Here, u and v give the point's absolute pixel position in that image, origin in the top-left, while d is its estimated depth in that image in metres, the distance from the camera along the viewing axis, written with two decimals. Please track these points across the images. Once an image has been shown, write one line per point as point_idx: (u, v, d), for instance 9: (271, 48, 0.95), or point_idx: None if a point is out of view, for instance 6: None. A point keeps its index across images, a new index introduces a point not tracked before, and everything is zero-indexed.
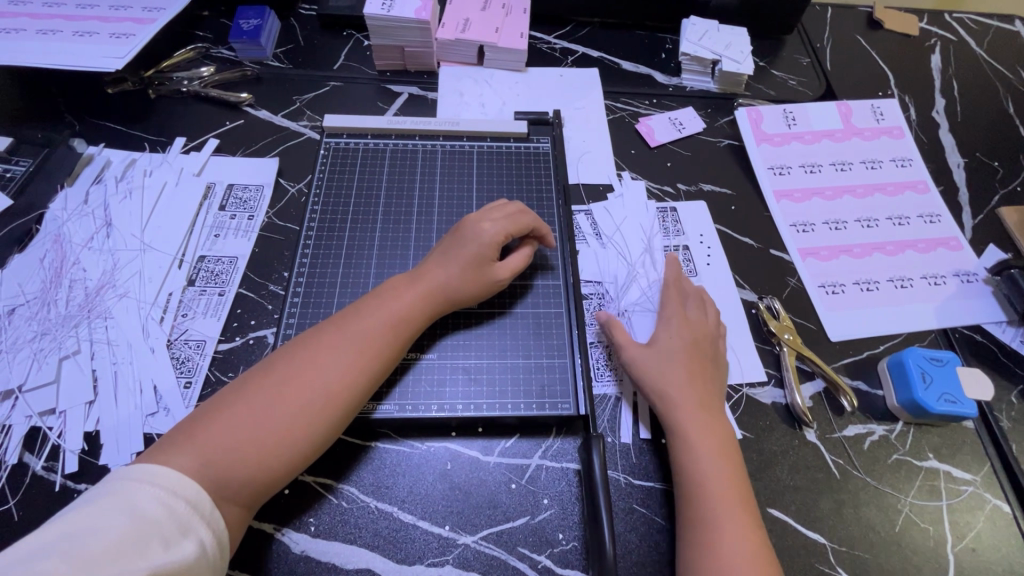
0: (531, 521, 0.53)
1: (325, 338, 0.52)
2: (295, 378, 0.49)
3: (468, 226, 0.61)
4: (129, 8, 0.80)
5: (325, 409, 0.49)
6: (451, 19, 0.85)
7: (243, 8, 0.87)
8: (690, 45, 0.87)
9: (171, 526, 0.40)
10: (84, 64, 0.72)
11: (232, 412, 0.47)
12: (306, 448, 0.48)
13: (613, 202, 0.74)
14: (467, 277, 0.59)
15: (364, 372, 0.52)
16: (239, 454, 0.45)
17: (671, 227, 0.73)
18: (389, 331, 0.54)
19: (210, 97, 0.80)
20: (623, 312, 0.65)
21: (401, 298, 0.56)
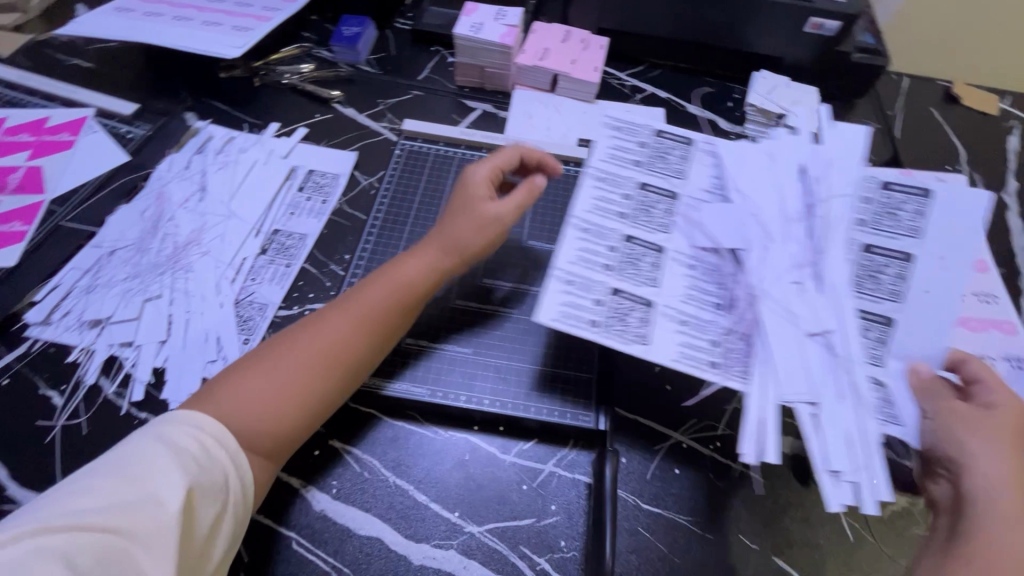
0: (536, 523, 0.55)
1: (332, 309, 0.57)
2: (302, 343, 0.54)
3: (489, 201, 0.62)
4: (252, 7, 0.91)
5: (331, 372, 0.54)
6: (532, 47, 0.91)
7: (347, 18, 0.97)
8: (757, 96, 0.91)
9: (197, 458, 0.46)
10: (207, 49, 0.82)
11: (251, 372, 0.52)
12: (315, 406, 0.53)
13: (806, 171, 0.60)
14: (462, 226, 0.61)
15: (366, 338, 0.56)
16: (256, 408, 0.50)
17: (902, 222, 0.57)
18: (394, 301, 0.57)
19: (305, 91, 0.89)
20: (751, 300, 0.54)
21: (411, 270, 0.59)
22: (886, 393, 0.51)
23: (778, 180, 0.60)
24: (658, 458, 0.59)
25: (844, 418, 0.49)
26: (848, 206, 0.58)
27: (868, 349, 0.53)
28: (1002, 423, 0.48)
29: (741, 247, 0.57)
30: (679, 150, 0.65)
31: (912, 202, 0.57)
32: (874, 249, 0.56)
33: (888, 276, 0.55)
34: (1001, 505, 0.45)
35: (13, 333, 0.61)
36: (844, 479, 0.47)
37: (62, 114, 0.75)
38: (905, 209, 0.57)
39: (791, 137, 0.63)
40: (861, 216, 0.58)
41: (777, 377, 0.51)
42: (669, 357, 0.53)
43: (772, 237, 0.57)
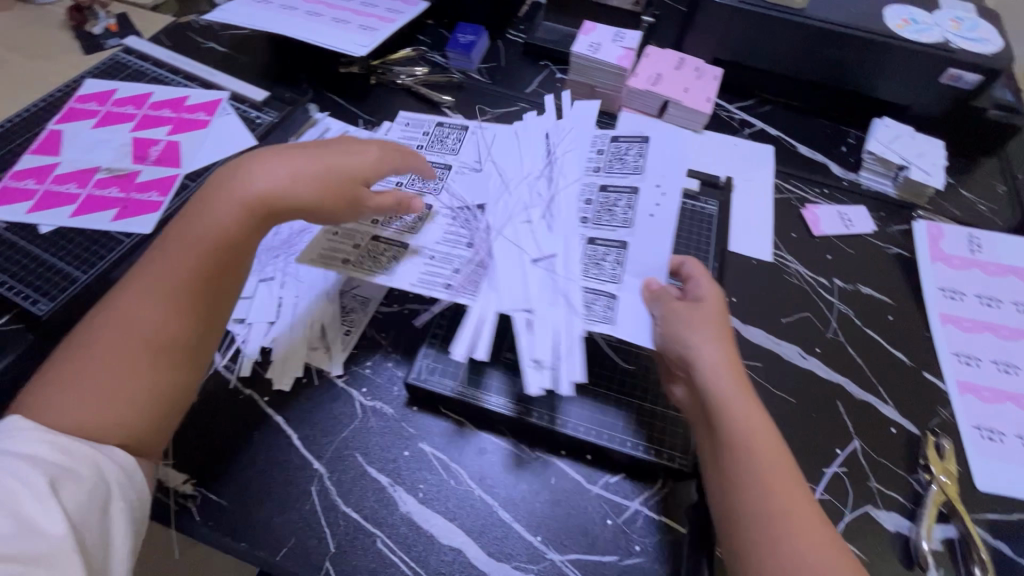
0: (618, 562, 0.53)
1: (138, 285, 0.51)
2: (116, 328, 0.49)
3: (339, 150, 0.58)
4: (376, 7, 0.94)
5: (163, 351, 0.50)
6: (645, 71, 0.90)
7: (463, 25, 0.99)
8: (879, 145, 0.85)
9: (68, 463, 0.43)
10: (335, 45, 0.86)
11: (65, 375, 0.47)
12: (155, 388, 0.49)
13: (549, 136, 0.74)
14: (291, 181, 0.54)
15: (192, 307, 0.52)
16: (80, 412, 0.46)
17: (629, 166, 0.70)
18: (214, 261, 0.52)
19: (417, 93, 0.91)
20: (487, 237, 0.64)
21: (230, 222, 0.53)
22: (624, 289, 0.60)
23: (525, 149, 0.71)
24: None
25: (562, 303, 0.58)
26: (579, 159, 0.71)
27: (588, 256, 0.63)
28: (707, 310, 0.56)
29: (539, 191, 0.67)
30: (475, 137, 0.74)
31: (634, 148, 0.72)
32: (611, 189, 0.68)
33: (621, 206, 0.67)
34: (721, 380, 0.51)
35: None
36: (545, 368, 0.55)
37: (200, 95, 0.80)
38: (631, 154, 0.72)
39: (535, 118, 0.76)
40: (599, 164, 0.71)
41: (499, 292, 0.59)
42: (407, 284, 0.60)
43: (533, 184, 0.68)
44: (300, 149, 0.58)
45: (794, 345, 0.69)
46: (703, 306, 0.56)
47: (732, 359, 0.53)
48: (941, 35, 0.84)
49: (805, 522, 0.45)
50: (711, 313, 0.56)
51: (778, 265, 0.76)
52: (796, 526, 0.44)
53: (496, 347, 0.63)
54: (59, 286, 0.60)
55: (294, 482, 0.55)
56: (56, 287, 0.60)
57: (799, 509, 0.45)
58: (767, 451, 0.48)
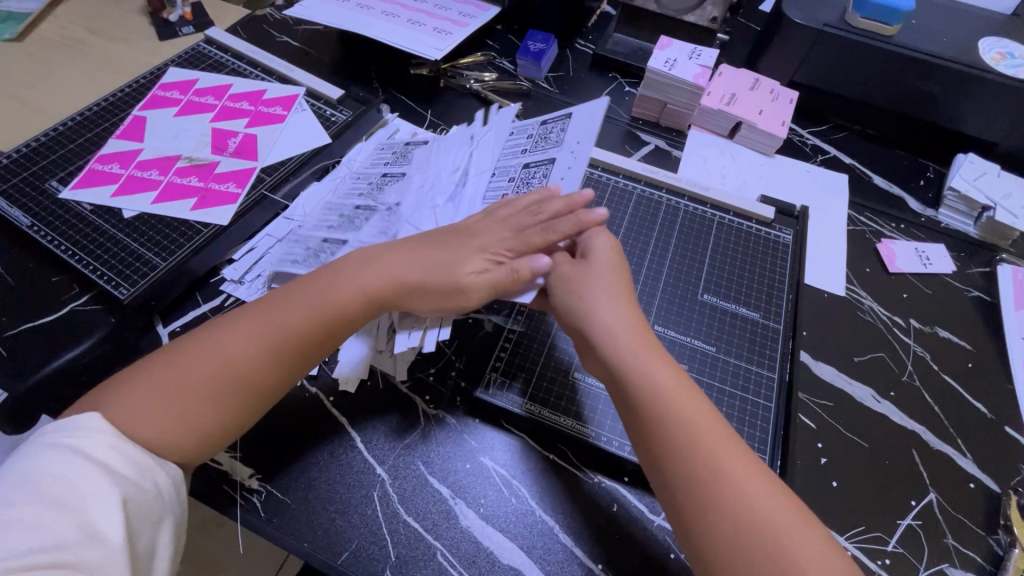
0: None
1: (251, 328, 0.51)
2: (217, 365, 0.49)
3: (464, 241, 0.55)
4: (450, 10, 0.94)
5: (242, 394, 0.49)
6: (719, 90, 0.88)
7: (533, 33, 0.98)
8: (963, 182, 0.82)
9: (130, 474, 0.42)
10: (410, 46, 0.85)
11: (159, 390, 0.47)
12: (221, 426, 0.48)
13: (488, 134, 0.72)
14: (412, 270, 0.55)
15: (283, 360, 0.51)
16: (159, 429, 0.45)
17: (551, 141, 0.66)
18: (318, 325, 0.52)
19: (485, 99, 0.91)
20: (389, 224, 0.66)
21: (345, 291, 0.54)
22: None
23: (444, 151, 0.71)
24: None
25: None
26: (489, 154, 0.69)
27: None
28: (597, 264, 0.55)
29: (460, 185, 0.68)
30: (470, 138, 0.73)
31: (557, 124, 0.67)
32: (532, 164, 0.65)
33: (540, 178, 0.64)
34: (623, 340, 0.50)
35: (211, 285, 0.66)
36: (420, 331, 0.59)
37: (277, 90, 0.81)
38: (554, 132, 0.67)
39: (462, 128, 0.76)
40: (524, 146, 0.68)
41: None
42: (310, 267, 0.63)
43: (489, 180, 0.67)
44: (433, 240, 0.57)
45: (867, 387, 0.66)
46: (593, 263, 0.55)
47: (635, 315, 0.52)
48: None
49: (736, 472, 0.44)
50: (607, 266, 0.55)
51: (851, 300, 0.74)
52: (725, 480, 0.44)
53: (565, 367, 0.62)
54: (139, 271, 0.62)
55: (357, 485, 0.55)
56: (136, 272, 0.61)
57: (725, 446, 0.45)
58: (678, 407, 0.47)
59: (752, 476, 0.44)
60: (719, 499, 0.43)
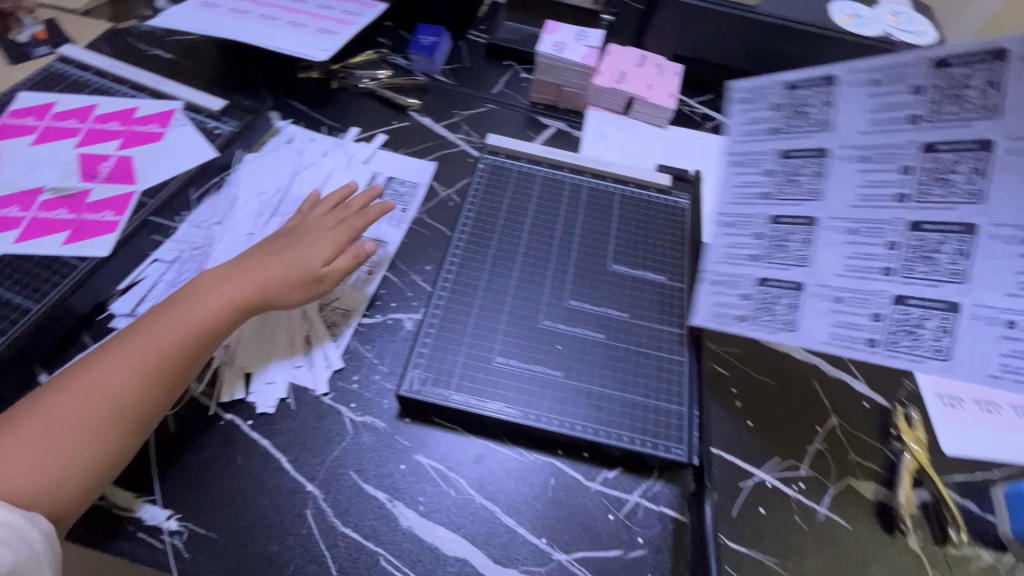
0: (624, 556, 0.54)
1: (124, 353, 0.53)
2: (93, 396, 0.51)
3: (301, 241, 0.63)
4: (333, 9, 0.92)
5: (122, 416, 0.51)
6: (609, 69, 0.92)
7: (424, 26, 0.97)
8: None
9: (4, 532, 0.43)
10: (294, 49, 0.82)
11: (35, 435, 0.48)
12: (112, 455, 0.50)
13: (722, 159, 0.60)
14: (281, 272, 0.60)
15: (161, 377, 0.53)
16: (36, 473, 0.47)
17: (816, 118, 0.54)
18: (192, 337, 0.55)
19: (382, 97, 0.89)
20: (202, 246, 0.66)
21: (208, 301, 0.57)
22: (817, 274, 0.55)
23: (269, 171, 0.74)
24: (746, 495, 0.59)
25: (1009, 367, 0.48)
26: (310, 179, 0.75)
27: (768, 241, 0.57)
28: None
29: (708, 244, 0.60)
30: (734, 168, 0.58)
31: (818, 92, 0.53)
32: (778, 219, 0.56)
33: (808, 177, 0.55)
34: None
35: (98, 323, 0.60)
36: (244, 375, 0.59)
37: (151, 106, 0.75)
38: (805, 171, 0.55)
39: (290, 147, 0.78)
40: (770, 123, 0.57)
41: None
42: (133, 307, 0.61)
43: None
44: (290, 242, 0.64)
45: None
46: None
47: None
48: (883, 28, 0.91)
49: None
50: None
51: None
52: None
53: (487, 351, 0.61)
54: (6, 318, 0.55)
55: (288, 507, 0.53)
56: (4, 320, 0.55)
57: None
58: None
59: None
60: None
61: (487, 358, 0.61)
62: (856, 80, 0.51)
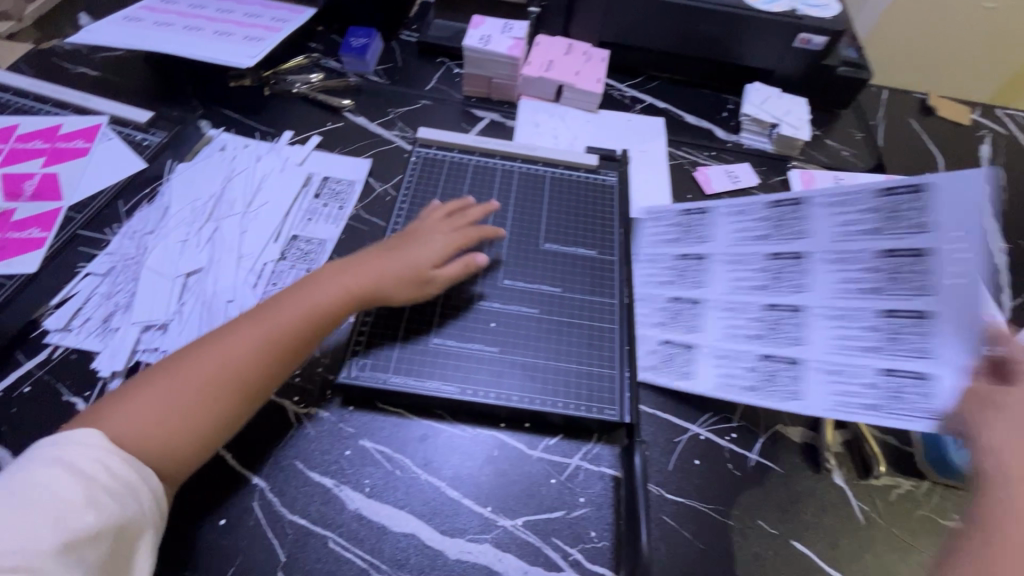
0: (567, 516, 0.56)
1: (238, 330, 0.56)
2: (208, 366, 0.53)
3: (415, 244, 0.66)
4: (260, 17, 0.92)
5: (238, 394, 0.53)
6: (537, 59, 0.95)
7: (355, 29, 0.98)
8: (752, 107, 0.95)
9: (118, 489, 0.45)
10: (220, 58, 0.83)
11: (153, 394, 0.51)
12: (213, 427, 0.52)
13: (810, 202, 0.65)
14: (396, 274, 0.62)
15: (267, 360, 0.55)
16: (149, 431, 0.49)
17: (793, 230, 0.65)
18: (303, 325, 0.57)
19: (316, 100, 0.90)
20: (136, 256, 0.66)
21: (326, 292, 0.59)
22: (703, 336, 0.66)
23: (202, 178, 0.75)
24: (680, 449, 0.62)
25: (731, 384, 0.62)
26: (245, 184, 0.76)
27: (771, 270, 0.65)
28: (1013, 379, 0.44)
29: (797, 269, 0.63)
30: (796, 210, 0.66)
31: (699, 217, 0.73)
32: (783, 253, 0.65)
33: (693, 268, 0.70)
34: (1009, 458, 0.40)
35: (32, 340, 0.60)
36: None
37: (75, 122, 0.75)
38: (793, 215, 0.66)
39: (222, 155, 0.78)
40: (671, 235, 0.74)
41: (130, 309, 0.62)
42: (67, 321, 0.61)
43: (252, 211, 0.73)
44: (398, 245, 0.66)
45: None
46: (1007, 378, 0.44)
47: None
48: (790, 4, 0.96)
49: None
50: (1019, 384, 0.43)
51: None
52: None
53: (424, 334, 0.63)
54: None
55: (234, 498, 0.54)
56: None
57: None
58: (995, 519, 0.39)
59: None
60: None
61: (424, 340, 0.63)
62: (825, 203, 0.63)
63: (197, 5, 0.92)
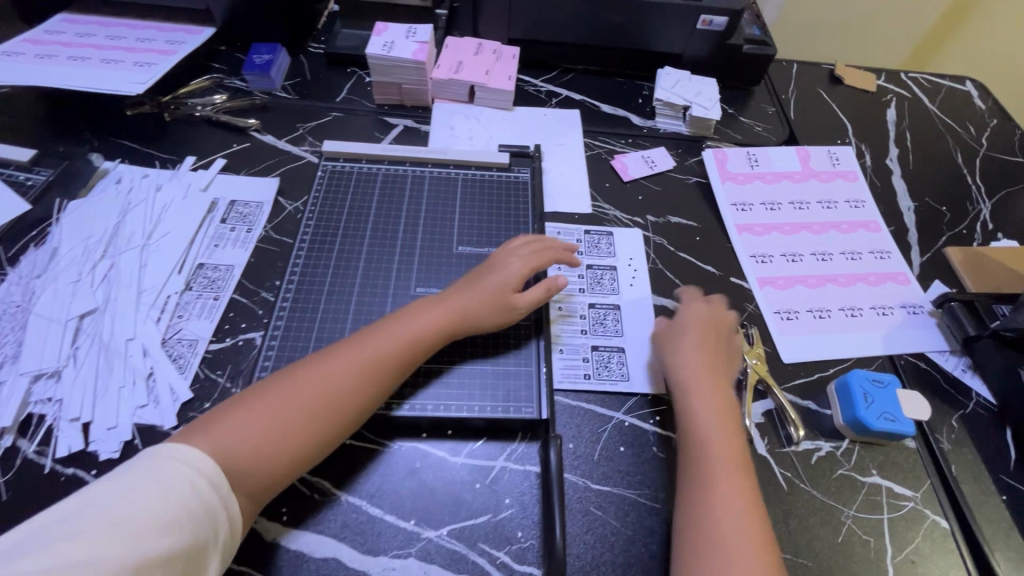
0: (492, 519, 0.56)
1: (335, 357, 0.57)
2: (304, 390, 0.54)
3: (502, 267, 0.66)
4: (153, 41, 0.89)
5: (328, 422, 0.54)
6: (446, 61, 0.94)
7: (257, 45, 0.96)
8: (663, 91, 0.96)
9: (194, 510, 0.45)
10: (108, 87, 0.79)
11: (250, 413, 0.52)
12: (301, 453, 0.52)
13: (617, 233, 0.81)
14: (491, 302, 0.63)
15: (367, 389, 0.56)
16: (243, 452, 0.50)
17: (604, 250, 0.78)
18: (399, 354, 0.58)
19: (220, 122, 0.88)
20: (25, 303, 0.63)
21: (422, 319, 0.60)
22: (629, 340, 0.70)
23: (96, 214, 0.72)
24: (604, 440, 0.62)
25: (573, 373, 0.66)
26: (142, 215, 0.73)
27: (588, 280, 0.75)
28: (700, 342, 0.66)
29: (609, 279, 0.75)
30: (606, 238, 0.80)
31: (604, 238, 0.80)
32: (594, 267, 0.76)
33: (607, 280, 0.75)
34: (696, 387, 0.62)
35: None
36: (81, 425, 0.57)
37: None
38: (602, 241, 0.79)
39: (117, 187, 0.75)
40: (578, 249, 0.78)
41: (18, 359, 0.59)
42: None
43: (153, 243, 0.70)
44: (489, 266, 0.67)
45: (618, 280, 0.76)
46: (690, 337, 0.66)
47: (713, 374, 0.63)
48: None
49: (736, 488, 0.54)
50: (706, 346, 0.65)
51: (597, 214, 0.83)
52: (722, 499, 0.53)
53: None
54: None
55: None
56: None
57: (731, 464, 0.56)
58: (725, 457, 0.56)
59: (760, 528, 0.52)
60: (733, 539, 0.51)
61: None
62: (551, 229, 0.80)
63: (84, 33, 0.88)
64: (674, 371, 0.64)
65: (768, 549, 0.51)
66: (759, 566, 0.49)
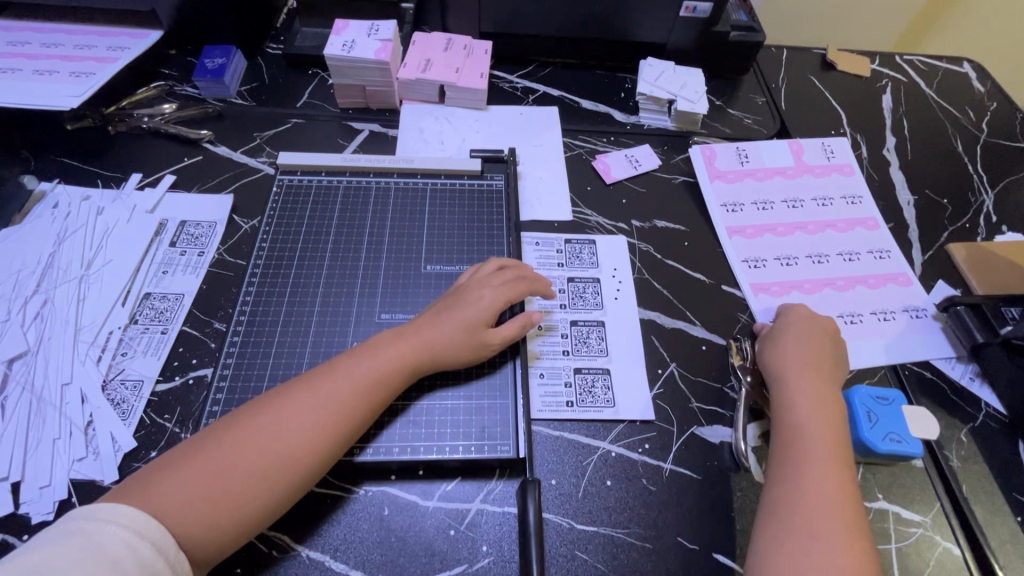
0: (468, 569, 0.51)
1: (291, 401, 0.51)
2: (256, 441, 0.49)
3: (470, 297, 0.60)
4: (93, 47, 0.82)
5: (284, 477, 0.48)
6: (413, 59, 0.87)
7: (209, 48, 0.89)
8: (647, 85, 0.90)
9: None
10: (42, 102, 0.73)
11: (195, 469, 0.46)
12: (255, 511, 0.47)
13: (599, 242, 0.75)
14: (459, 338, 0.58)
15: (326, 437, 0.50)
16: (190, 515, 0.44)
17: (586, 261, 0.73)
18: (361, 396, 0.53)
19: (169, 134, 0.81)
20: None
21: (386, 356, 0.55)
22: (616, 360, 0.65)
23: (29, 245, 0.66)
24: (590, 474, 0.57)
25: (554, 401, 0.61)
26: (82, 243, 0.67)
27: (570, 293, 0.70)
28: (805, 332, 0.64)
29: (591, 291, 0.70)
30: (587, 247, 0.74)
31: (586, 246, 0.74)
32: (576, 279, 0.71)
33: (591, 293, 0.70)
34: (794, 371, 0.60)
35: None
36: (11, 485, 0.52)
37: None
38: (584, 252, 0.74)
39: (52, 214, 0.70)
40: (558, 261, 0.72)
41: None
42: None
43: (93, 273, 0.65)
44: (457, 293, 0.62)
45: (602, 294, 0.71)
46: (793, 328, 0.64)
47: (817, 361, 0.61)
48: None
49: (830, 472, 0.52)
50: (812, 336, 0.63)
51: (578, 221, 0.77)
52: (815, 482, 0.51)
53: None
54: None
55: None
56: None
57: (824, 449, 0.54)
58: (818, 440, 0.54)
59: (849, 516, 0.50)
60: (812, 517, 0.49)
61: None
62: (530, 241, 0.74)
63: (17, 42, 0.82)
64: (775, 361, 0.62)
65: (861, 543, 0.48)
66: (848, 554, 0.47)
